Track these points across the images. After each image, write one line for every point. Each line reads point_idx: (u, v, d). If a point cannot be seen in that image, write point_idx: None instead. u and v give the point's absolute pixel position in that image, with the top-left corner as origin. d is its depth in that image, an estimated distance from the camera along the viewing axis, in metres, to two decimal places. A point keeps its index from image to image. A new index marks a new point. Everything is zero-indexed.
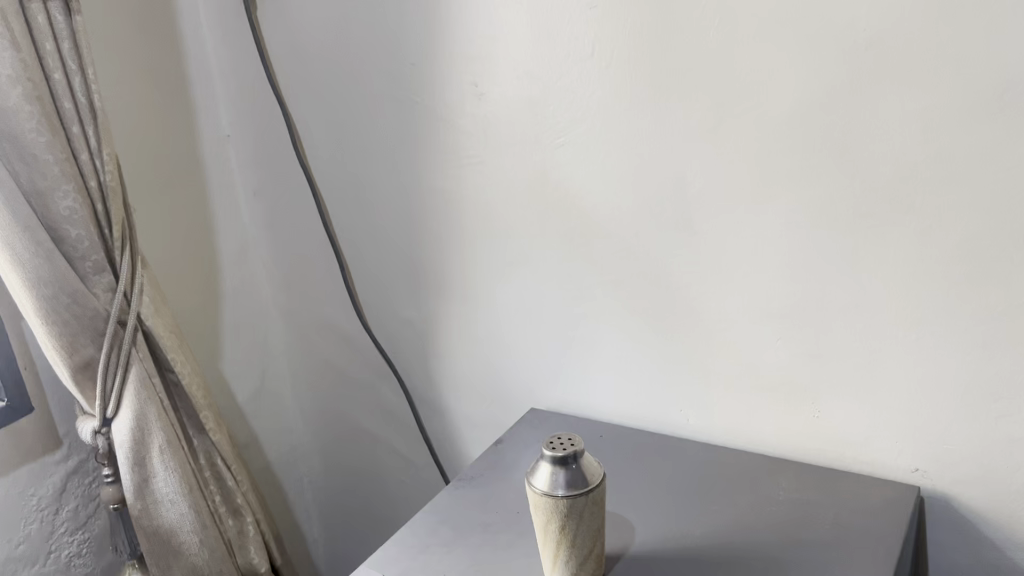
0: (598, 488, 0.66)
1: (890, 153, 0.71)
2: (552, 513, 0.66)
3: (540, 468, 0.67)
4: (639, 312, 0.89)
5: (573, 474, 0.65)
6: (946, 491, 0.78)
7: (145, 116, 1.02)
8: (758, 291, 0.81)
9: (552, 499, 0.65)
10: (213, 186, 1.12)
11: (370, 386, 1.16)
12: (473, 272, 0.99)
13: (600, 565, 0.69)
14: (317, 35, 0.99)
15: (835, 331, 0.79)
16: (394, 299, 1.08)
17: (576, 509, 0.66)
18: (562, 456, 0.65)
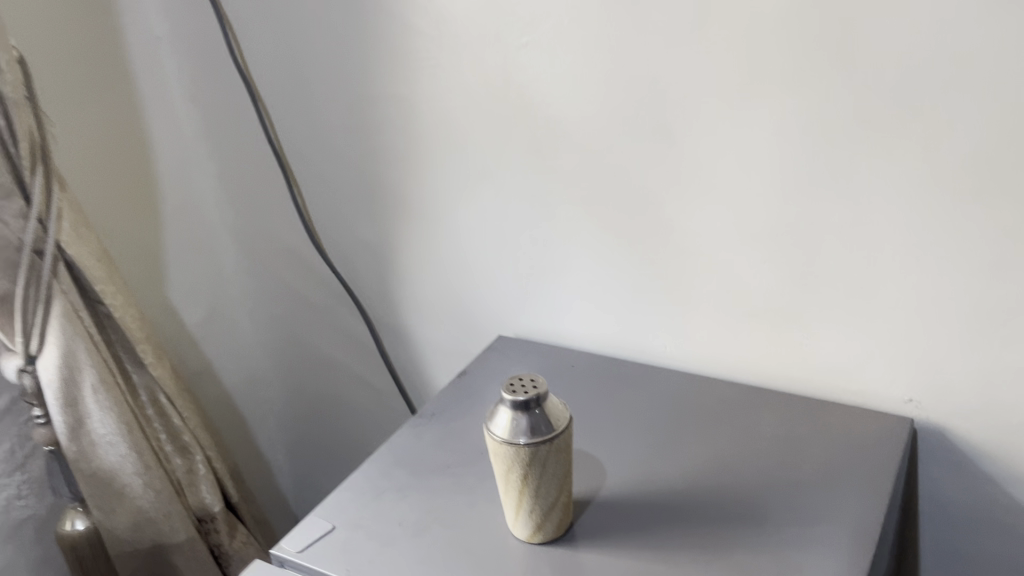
0: (564, 434, 0.60)
1: (896, 51, 0.62)
2: (514, 463, 0.60)
3: (499, 413, 0.60)
4: (613, 232, 0.81)
5: (536, 420, 0.59)
6: (941, 423, 0.73)
7: (59, 17, 0.91)
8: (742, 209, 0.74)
9: (513, 447, 0.59)
10: (145, 95, 1.01)
11: (328, 310, 1.09)
12: (432, 189, 0.91)
13: (567, 513, 0.63)
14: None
15: (825, 253, 0.72)
16: (348, 218, 1.00)
17: (539, 458, 0.59)
18: (524, 401, 0.58)
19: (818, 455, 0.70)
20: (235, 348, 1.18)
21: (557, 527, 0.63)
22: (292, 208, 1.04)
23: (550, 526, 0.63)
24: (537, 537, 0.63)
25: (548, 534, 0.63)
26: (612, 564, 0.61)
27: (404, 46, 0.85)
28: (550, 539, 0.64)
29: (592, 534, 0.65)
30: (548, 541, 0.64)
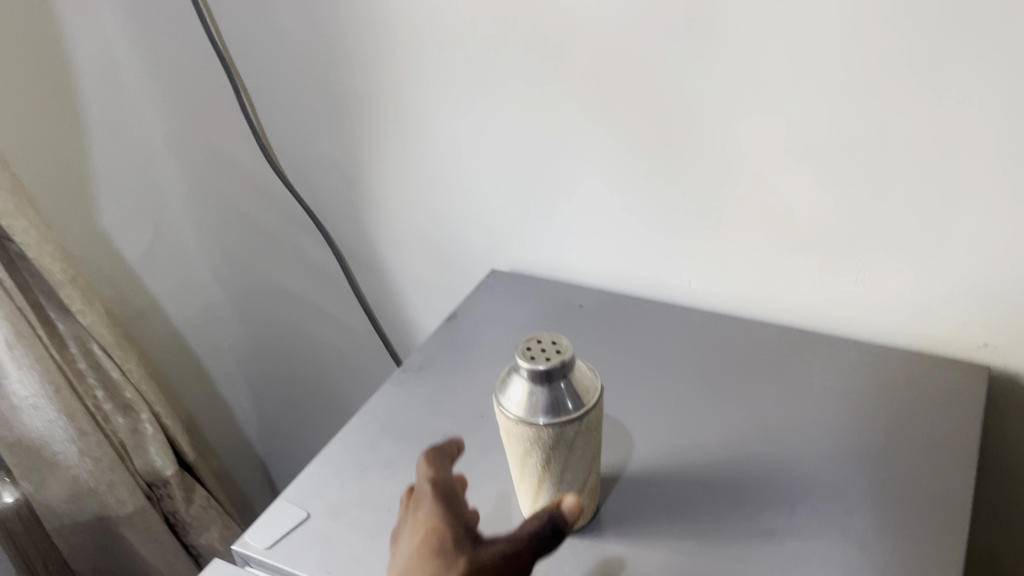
0: (596, 409, 0.48)
1: None
2: (533, 447, 0.48)
3: (512, 384, 0.48)
4: (631, 148, 0.68)
5: (560, 396, 0.46)
6: (1019, 371, 0.62)
7: None
8: (795, 119, 0.61)
9: (532, 429, 0.47)
10: None
11: (289, 239, 0.96)
12: (411, 98, 0.76)
13: (594, 497, 0.52)
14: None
15: (897, 173, 0.59)
16: (310, 132, 0.85)
17: (565, 440, 0.47)
18: (546, 373, 0.45)
19: (883, 416, 0.59)
20: (182, 282, 1.03)
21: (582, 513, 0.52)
22: (242, 119, 0.89)
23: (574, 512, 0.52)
24: None
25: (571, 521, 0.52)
26: (652, 560, 0.51)
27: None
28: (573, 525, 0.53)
29: (625, 519, 0.54)
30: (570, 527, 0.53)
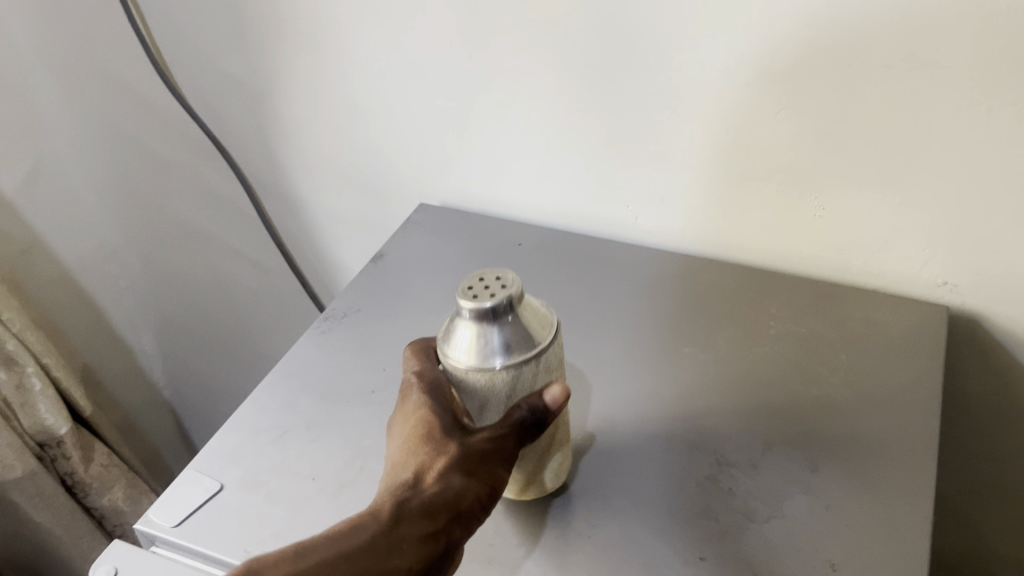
0: (552, 346, 0.42)
1: None
2: (487, 397, 0.42)
3: (457, 329, 0.42)
4: (576, 70, 0.62)
5: (510, 334, 0.40)
6: (977, 311, 0.60)
7: None
8: (754, 39, 0.55)
9: (483, 376, 0.41)
10: None
11: (192, 169, 0.87)
12: (324, 8, 0.67)
13: (565, 454, 0.48)
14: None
15: (864, 100, 0.54)
16: (209, 48, 0.75)
17: (521, 384, 0.42)
18: (491, 310, 0.39)
19: (843, 362, 0.56)
20: (70, 217, 0.92)
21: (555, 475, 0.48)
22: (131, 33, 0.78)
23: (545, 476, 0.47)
24: (530, 491, 0.47)
25: (544, 486, 0.48)
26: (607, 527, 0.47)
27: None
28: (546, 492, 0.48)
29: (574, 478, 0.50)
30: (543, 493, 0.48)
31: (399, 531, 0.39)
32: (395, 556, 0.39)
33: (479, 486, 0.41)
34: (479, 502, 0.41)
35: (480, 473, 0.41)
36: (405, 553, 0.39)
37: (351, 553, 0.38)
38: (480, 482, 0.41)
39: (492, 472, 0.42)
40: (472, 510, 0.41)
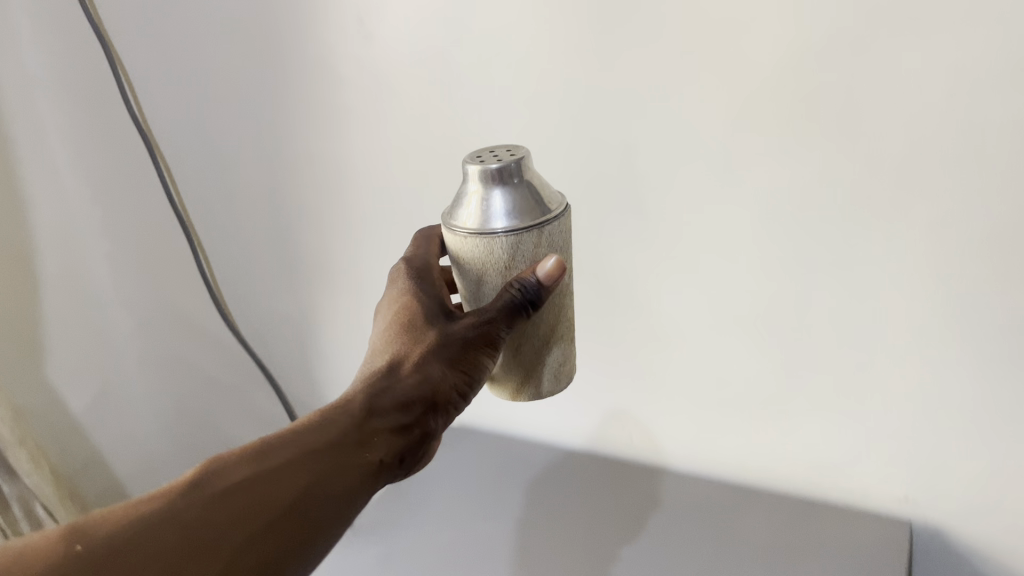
0: (558, 222, 0.46)
1: (904, 129, 0.54)
2: (488, 264, 0.46)
3: (467, 193, 0.46)
4: (576, 312, 0.73)
5: (514, 197, 0.44)
6: (937, 521, 0.67)
7: None
8: (720, 287, 0.66)
9: (485, 239, 0.45)
10: (24, 150, 0.87)
11: (237, 389, 0.99)
12: (365, 262, 0.81)
13: (562, 348, 0.52)
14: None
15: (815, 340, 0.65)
16: (263, 290, 0.89)
17: (524, 253, 0.45)
18: (498, 169, 0.43)
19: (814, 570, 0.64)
20: (122, 408, 1.04)
21: (554, 373, 0.52)
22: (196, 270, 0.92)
23: (545, 370, 0.52)
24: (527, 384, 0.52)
25: (541, 385, 0.53)
26: None
27: (329, 91, 0.73)
28: (545, 392, 0.53)
29: None
30: (541, 396, 0.53)
31: (373, 423, 0.46)
32: (368, 448, 0.46)
33: (453, 377, 0.47)
34: (455, 390, 0.48)
35: (457, 363, 0.47)
36: (377, 442, 0.46)
37: (320, 445, 0.45)
38: (455, 373, 0.47)
39: (469, 361, 0.47)
40: (445, 403, 0.48)
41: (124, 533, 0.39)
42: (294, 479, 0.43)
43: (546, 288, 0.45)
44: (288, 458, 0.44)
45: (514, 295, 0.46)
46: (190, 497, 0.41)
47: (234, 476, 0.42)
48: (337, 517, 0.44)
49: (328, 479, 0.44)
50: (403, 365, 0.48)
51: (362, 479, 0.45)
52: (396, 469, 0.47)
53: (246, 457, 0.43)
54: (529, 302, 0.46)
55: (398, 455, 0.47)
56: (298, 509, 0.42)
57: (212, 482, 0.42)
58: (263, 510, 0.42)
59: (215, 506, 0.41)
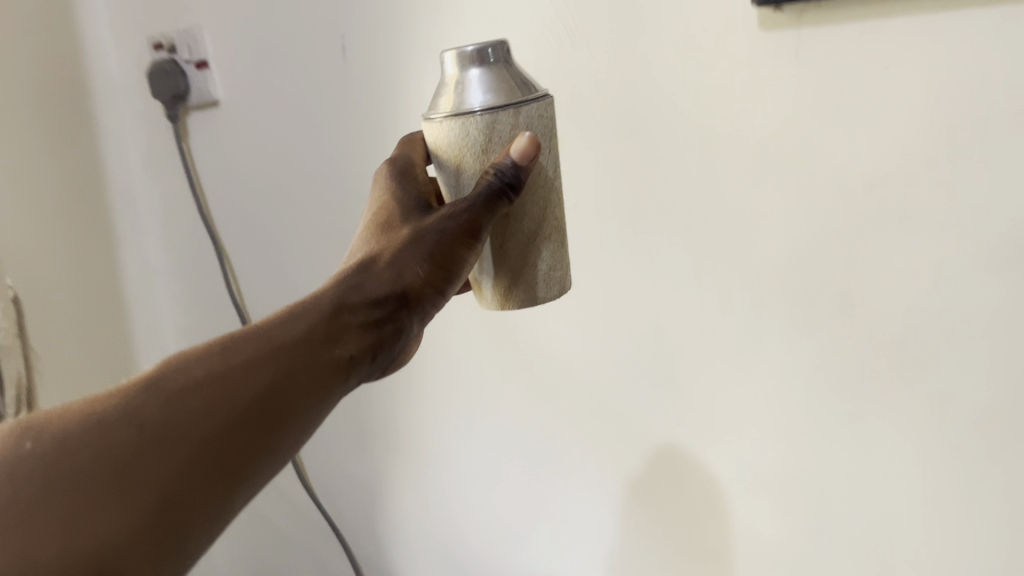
0: (538, 103, 0.46)
1: (896, 310, 0.61)
2: (463, 150, 0.47)
3: (445, 82, 0.47)
4: (614, 477, 0.80)
5: (494, 77, 0.45)
6: None
7: (61, 230, 1.02)
8: (717, 438, 0.73)
9: (460, 120, 0.45)
10: (133, 303, 1.11)
11: (308, 546, 1.11)
12: (428, 427, 0.92)
13: (553, 254, 0.51)
14: (251, 140, 0.92)
15: (826, 506, 0.69)
16: (338, 454, 1.02)
17: (501, 134, 0.46)
18: (478, 49, 0.45)
19: None
20: None
21: (544, 276, 0.50)
22: None
23: (534, 271, 0.50)
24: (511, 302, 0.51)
25: (529, 292, 0.51)
26: None
27: None
28: (533, 301, 0.51)
29: None
30: (534, 304, 0.51)
31: (345, 318, 0.45)
32: (338, 341, 0.44)
33: (429, 271, 0.46)
34: (435, 283, 0.46)
35: (437, 258, 0.46)
36: (349, 339, 0.45)
37: (287, 340, 0.43)
38: (430, 267, 0.46)
39: (446, 254, 0.46)
40: (424, 299, 0.47)
41: (73, 436, 0.38)
42: (252, 380, 0.41)
43: (524, 170, 0.45)
44: (244, 359, 0.42)
45: (491, 180, 0.45)
46: (139, 399, 0.40)
47: (184, 379, 0.41)
48: (303, 417, 0.42)
49: (289, 381, 0.42)
50: (381, 258, 0.47)
51: (331, 377, 0.43)
52: (373, 363, 0.46)
53: (203, 357, 0.42)
54: (507, 182, 0.45)
55: (373, 349, 0.45)
56: (255, 409, 0.41)
57: (164, 381, 0.41)
58: (214, 412, 0.40)
59: (164, 409, 0.39)
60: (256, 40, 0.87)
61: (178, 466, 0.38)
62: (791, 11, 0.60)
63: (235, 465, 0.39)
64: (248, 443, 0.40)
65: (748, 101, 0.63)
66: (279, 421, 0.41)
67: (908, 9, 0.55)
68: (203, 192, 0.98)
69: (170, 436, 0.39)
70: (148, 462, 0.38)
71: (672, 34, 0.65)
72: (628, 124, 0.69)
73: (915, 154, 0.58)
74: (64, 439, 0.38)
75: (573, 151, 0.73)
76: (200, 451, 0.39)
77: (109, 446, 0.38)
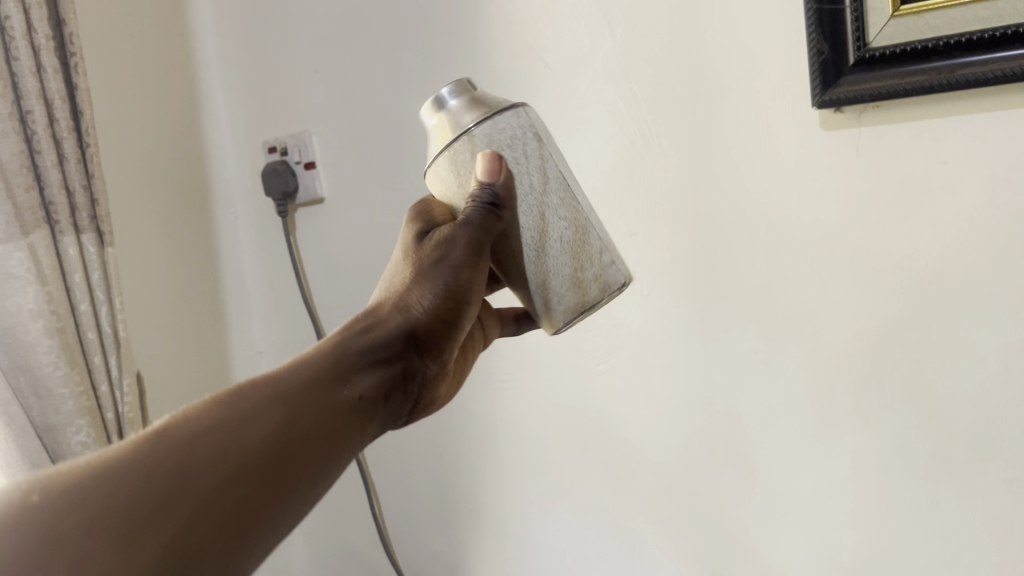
0: (499, 117, 0.49)
1: (968, 395, 0.63)
2: (447, 192, 0.53)
3: None
4: (691, 559, 0.81)
5: (447, 118, 0.50)
6: None
7: (173, 302, 1.08)
8: (794, 522, 0.74)
9: (432, 167, 0.52)
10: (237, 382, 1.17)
11: None
12: (511, 504, 0.95)
13: (580, 251, 0.51)
14: (351, 232, 1.00)
15: None
16: (423, 530, 1.05)
17: (460, 165, 0.50)
18: (436, 99, 0.51)
19: None
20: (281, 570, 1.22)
21: (575, 279, 0.51)
22: (364, 493, 1.10)
23: (558, 280, 0.52)
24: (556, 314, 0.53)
25: (562, 303, 0.52)
26: None
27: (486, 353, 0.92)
28: (575, 313, 0.52)
29: None
30: (582, 309, 0.52)
31: (351, 361, 0.49)
32: (346, 384, 0.48)
33: (433, 309, 0.52)
34: (437, 320, 0.52)
35: (444, 293, 0.52)
36: (356, 380, 0.48)
37: (297, 384, 0.46)
38: (434, 304, 0.52)
39: (451, 288, 0.52)
40: (425, 339, 0.52)
41: (80, 491, 0.38)
42: (266, 419, 0.44)
43: (489, 186, 0.49)
44: (255, 404, 0.44)
45: (473, 208, 0.49)
46: (151, 445, 0.40)
47: (193, 427, 0.42)
48: (320, 451, 0.44)
49: (301, 422, 0.45)
50: (386, 306, 0.53)
51: (340, 415, 0.46)
52: (379, 410, 0.49)
53: (210, 403, 0.44)
54: (483, 201, 0.49)
55: (378, 392, 0.49)
56: (273, 441, 0.43)
57: (173, 428, 0.42)
58: (230, 452, 0.41)
59: (181, 451, 0.40)
60: (356, 143, 0.97)
61: (200, 502, 0.39)
62: (851, 112, 0.64)
63: (256, 498, 0.41)
64: (269, 477, 0.42)
65: (813, 195, 0.67)
66: (298, 457, 0.43)
67: (963, 110, 0.59)
68: (306, 278, 1.06)
69: (191, 473, 0.40)
70: (172, 501, 0.38)
71: (737, 134, 0.70)
72: (699, 217, 0.73)
73: (979, 244, 0.61)
74: (74, 491, 0.38)
75: (647, 243, 0.77)
76: (219, 489, 0.40)
77: (128, 490, 0.38)
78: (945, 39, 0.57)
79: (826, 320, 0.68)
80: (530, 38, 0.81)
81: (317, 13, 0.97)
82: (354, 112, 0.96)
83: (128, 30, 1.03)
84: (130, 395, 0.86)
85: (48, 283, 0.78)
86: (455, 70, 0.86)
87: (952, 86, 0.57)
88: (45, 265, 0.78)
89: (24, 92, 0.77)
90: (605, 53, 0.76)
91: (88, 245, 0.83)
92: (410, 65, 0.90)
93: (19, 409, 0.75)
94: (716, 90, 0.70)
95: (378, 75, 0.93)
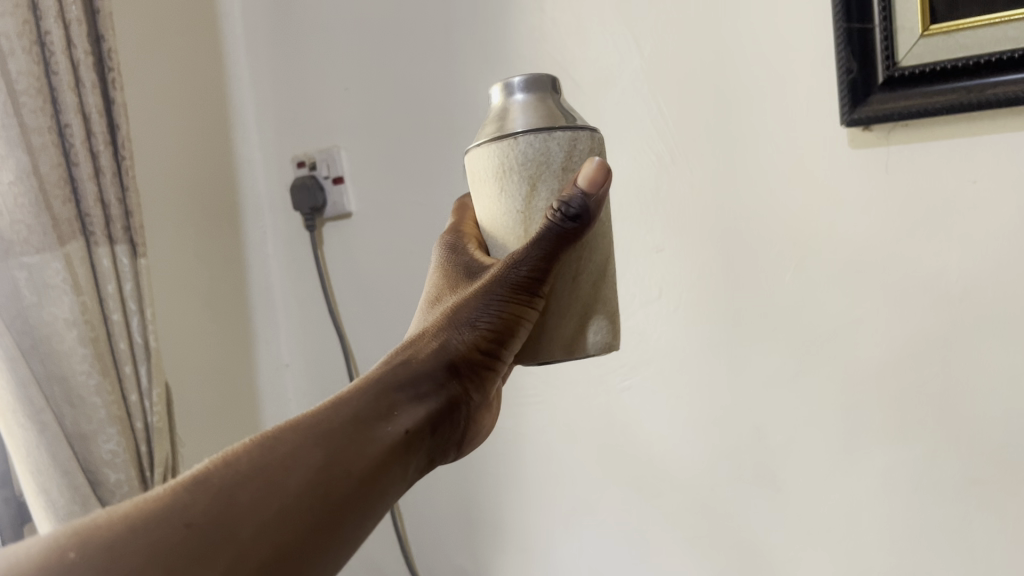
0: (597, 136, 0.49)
1: (998, 414, 0.62)
2: (543, 171, 0.46)
3: (503, 112, 0.48)
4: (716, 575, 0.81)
5: (556, 106, 0.47)
6: None
7: (204, 312, 1.10)
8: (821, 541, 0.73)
9: (541, 135, 0.46)
10: (264, 393, 1.18)
11: None
12: (534, 517, 0.94)
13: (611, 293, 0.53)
14: (379, 246, 1.01)
15: None
16: (446, 542, 1.05)
17: (577, 152, 0.47)
18: (539, 80, 0.48)
19: None
20: None
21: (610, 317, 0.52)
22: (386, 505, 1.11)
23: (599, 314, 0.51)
24: (589, 342, 0.51)
25: (596, 336, 0.51)
26: None
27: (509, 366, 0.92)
28: (600, 348, 0.52)
29: None
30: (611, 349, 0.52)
31: (394, 397, 0.49)
32: (388, 422, 0.48)
33: (475, 342, 0.50)
34: (480, 352, 0.50)
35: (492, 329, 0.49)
36: (402, 415, 0.48)
37: (338, 424, 0.47)
38: (474, 339, 0.50)
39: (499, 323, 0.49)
40: (467, 370, 0.51)
41: (115, 545, 0.38)
42: (304, 461, 0.44)
43: (592, 195, 0.45)
44: (290, 449, 0.45)
45: (568, 209, 0.45)
46: (186, 495, 0.41)
47: (230, 475, 0.43)
48: (355, 492, 0.45)
49: (338, 463, 0.45)
50: (428, 340, 0.51)
51: (380, 454, 0.46)
52: (424, 444, 0.49)
53: (249, 449, 0.45)
54: (581, 214, 0.45)
55: (424, 425, 0.49)
56: (310, 483, 0.44)
57: (210, 477, 0.43)
58: (264, 501, 0.42)
59: (215, 503, 0.41)
60: (383, 155, 0.98)
61: (231, 553, 0.40)
62: (880, 130, 0.64)
63: (295, 542, 0.42)
64: (308, 517, 0.43)
65: (843, 214, 0.67)
66: (335, 497, 0.44)
67: (994, 129, 0.59)
68: (333, 293, 1.07)
69: (224, 525, 0.40)
70: (210, 552, 0.39)
71: (766, 152, 0.70)
72: (726, 233, 0.74)
73: (1011, 263, 0.60)
74: (107, 544, 0.38)
75: (675, 260, 0.77)
76: (252, 540, 0.40)
77: (161, 543, 0.39)
78: (976, 58, 0.57)
79: (857, 338, 0.68)
80: (557, 55, 0.81)
81: (348, 31, 0.98)
82: (382, 128, 0.97)
83: (166, 49, 1.05)
84: (159, 405, 0.87)
85: (82, 293, 0.79)
86: (482, 86, 0.87)
87: (982, 106, 0.57)
88: (80, 275, 0.79)
89: (63, 107, 0.79)
90: (633, 70, 0.77)
91: (121, 256, 0.84)
92: (440, 82, 0.91)
93: (52, 417, 0.76)
94: (742, 107, 0.71)
95: (408, 91, 0.94)
